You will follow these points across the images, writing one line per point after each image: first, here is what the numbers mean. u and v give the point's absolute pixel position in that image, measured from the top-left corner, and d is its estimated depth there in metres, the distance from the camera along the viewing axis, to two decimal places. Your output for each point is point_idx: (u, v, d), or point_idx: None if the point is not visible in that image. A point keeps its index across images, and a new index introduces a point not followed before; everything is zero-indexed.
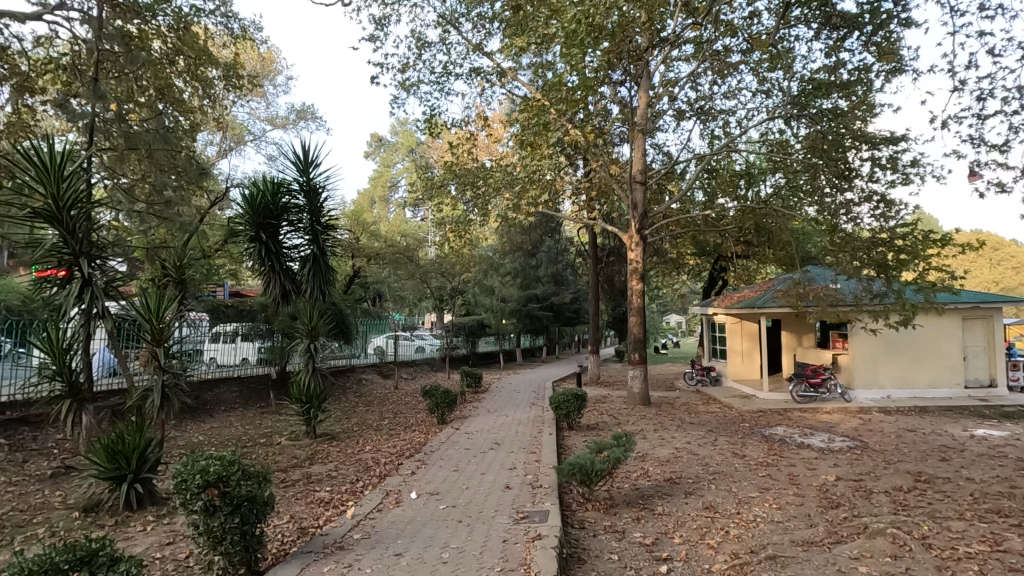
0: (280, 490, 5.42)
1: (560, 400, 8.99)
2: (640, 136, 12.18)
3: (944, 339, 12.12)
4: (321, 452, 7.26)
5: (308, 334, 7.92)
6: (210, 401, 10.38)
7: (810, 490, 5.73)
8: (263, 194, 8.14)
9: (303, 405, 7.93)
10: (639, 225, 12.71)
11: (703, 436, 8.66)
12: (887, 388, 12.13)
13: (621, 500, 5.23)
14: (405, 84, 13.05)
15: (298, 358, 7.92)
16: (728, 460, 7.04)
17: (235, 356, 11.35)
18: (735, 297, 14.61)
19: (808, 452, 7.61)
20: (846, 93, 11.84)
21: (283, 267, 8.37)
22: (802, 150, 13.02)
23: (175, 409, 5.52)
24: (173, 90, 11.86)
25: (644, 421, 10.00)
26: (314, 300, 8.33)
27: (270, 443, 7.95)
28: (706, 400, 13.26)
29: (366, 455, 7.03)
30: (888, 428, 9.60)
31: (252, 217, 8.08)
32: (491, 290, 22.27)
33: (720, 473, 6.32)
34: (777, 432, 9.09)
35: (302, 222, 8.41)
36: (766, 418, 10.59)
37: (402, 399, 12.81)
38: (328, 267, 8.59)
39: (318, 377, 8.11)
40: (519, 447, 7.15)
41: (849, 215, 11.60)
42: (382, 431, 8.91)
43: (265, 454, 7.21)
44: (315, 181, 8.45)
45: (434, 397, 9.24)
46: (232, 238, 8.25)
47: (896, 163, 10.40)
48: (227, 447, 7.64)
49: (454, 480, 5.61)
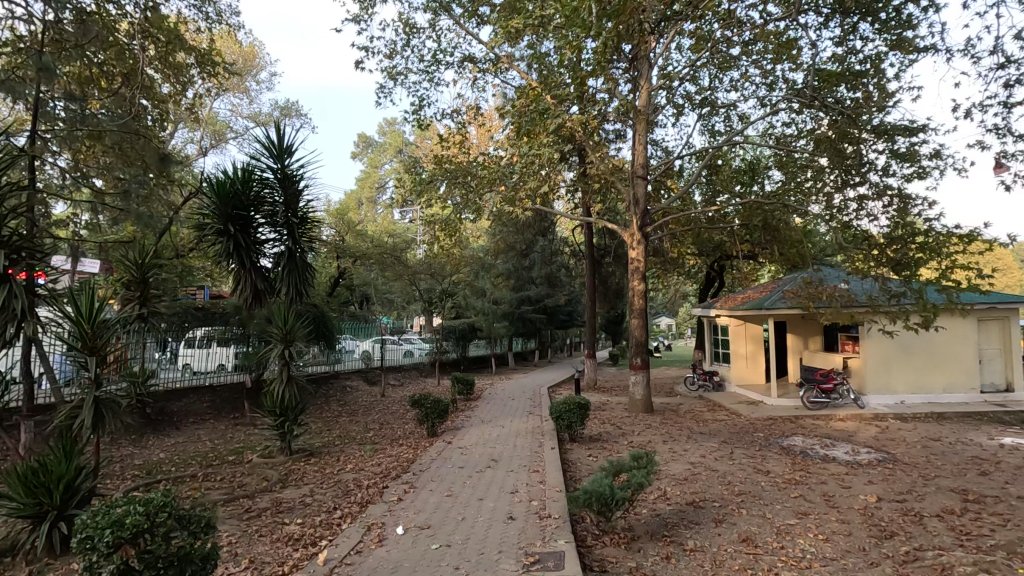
0: (242, 524, 4.58)
1: (560, 410, 8.24)
2: (641, 127, 11.54)
3: (959, 341, 11.58)
4: (298, 471, 6.44)
5: (283, 338, 7.08)
6: (177, 412, 9.47)
7: (855, 515, 5.05)
8: (233, 182, 7.24)
9: (276, 417, 7.11)
10: (641, 222, 12.03)
11: (718, 448, 7.97)
12: (900, 393, 11.55)
13: (643, 531, 4.51)
14: (392, 73, 12.28)
15: (272, 365, 7.08)
16: (752, 477, 6.34)
17: (209, 363, 10.47)
18: (738, 298, 13.97)
19: (835, 466, 6.94)
20: (856, 83, 11.34)
21: (255, 264, 7.49)
22: (810, 144, 12.47)
23: (112, 432, 4.72)
24: (141, 76, 11.00)
25: (651, 431, 9.27)
26: (289, 301, 7.49)
27: (239, 460, 7.10)
28: (711, 406, 12.61)
29: (348, 475, 6.22)
30: (911, 437, 8.98)
31: (220, 207, 7.17)
32: (482, 292, 21.54)
33: (747, 495, 5.61)
34: (796, 443, 8.41)
35: (276, 216, 7.54)
36: (779, 426, 9.93)
37: (389, 407, 11.99)
38: (305, 265, 7.74)
39: (294, 387, 7.27)
40: (519, 464, 6.38)
41: (863, 211, 10.99)
42: (366, 445, 8.09)
43: (232, 475, 6.36)
44: (291, 170, 7.58)
45: (423, 407, 8.44)
46: (198, 230, 7.36)
47: (914, 156, 9.81)
48: (190, 466, 6.79)
49: (447, 509, 4.82)
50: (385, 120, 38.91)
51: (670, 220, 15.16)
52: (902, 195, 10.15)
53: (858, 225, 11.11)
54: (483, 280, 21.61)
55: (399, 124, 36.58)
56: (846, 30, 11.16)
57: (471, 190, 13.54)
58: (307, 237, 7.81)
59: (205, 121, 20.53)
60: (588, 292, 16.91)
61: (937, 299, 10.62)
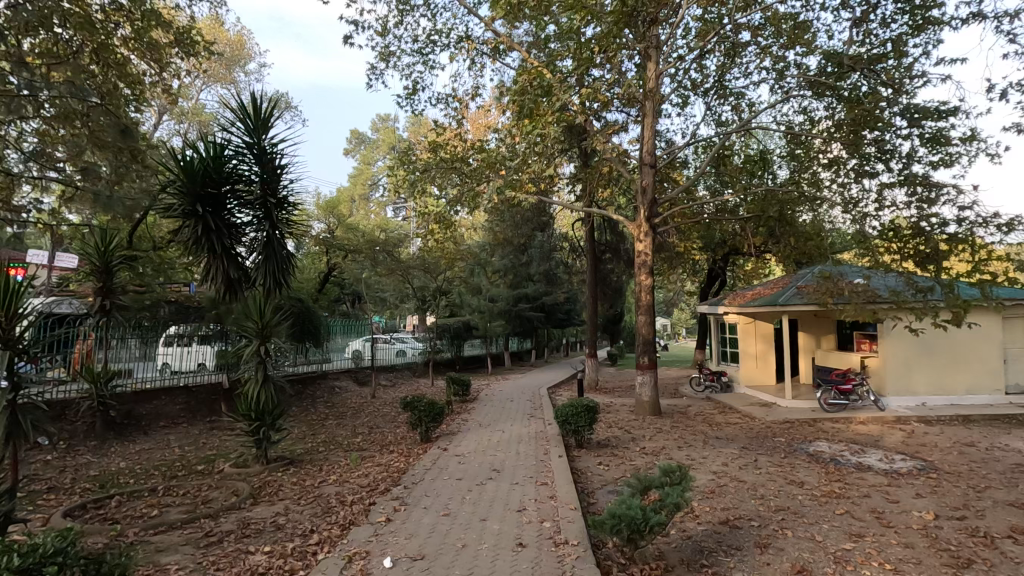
0: (197, 554, 3.82)
1: (567, 414, 7.52)
2: (649, 113, 10.88)
3: (983, 341, 10.98)
4: (275, 484, 5.68)
5: (259, 333, 6.36)
6: (145, 416, 8.66)
7: (918, 538, 4.36)
8: (203, 158, 6.43)
9: (251, 422, 6.32)
10: (648, 213, 11.31)
11: (740, 455, 7.28)
12: (921, 395, 10.94)
13: (678, 559, 3.80)
14: (384, 53, 11.55)
15: (246, 362, 6.35)
16: (785, 490, 5.64)
17: (187, 362, 9.71)
18: (748, 295, 13.27)
19: (874, 476, 6.24)
20: (874, 67, 10.77)
21: (228, 251, 6.70)
22: (824, 132, 11.87)
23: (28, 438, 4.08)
24: (114, 52, 10.24)
25: (663, 436, 8.57)
26: (266, 292, 6.71)
27: (209, 471, 6.32)
28: (720, 408, 11.92)
29: (329, 489, 5.46)
30: (943, 443, 8.34)
31: (188, 185, 6.36)
32: (478, 289, 20.86)
33: (788, 511, 4.92)
34: (822, 449, 7.75)
35: (252, 196, 6.73)
36: (798, 430, 9.29)
37: (381, 409, 11.23)
38: (285, 252, 6.93)
39: (272, 389, 6.51)
40: (525, 476, 5.66)
41: (884, 201, 10.38)
42: (353, 452, 7.34)
43: (197, 488, 5.59)
44: (270, 146, 6.74)
45: (416, 410, 7.69)
46: (163, 211, 6.52)
47: (939, 141, 9.23)
48: (154, 477, 6.02)
49: (444, 534, 4.08)
50: (378, 116, 38.00)
51: (675, 214, 14.55)
52: (926, 183, 9.51)
53: (878, 216, 10.50)
54: (478, 277, 20.88)
55: (392, 120, 35.68)
56: (865, 11, 10.56)
57: (467, 181, 12.78)
58: (288, 221, 7.01)
59: (190, 111, 19.64)
60: (589, 289, 16.15)
61: (966, 294, 9.95)
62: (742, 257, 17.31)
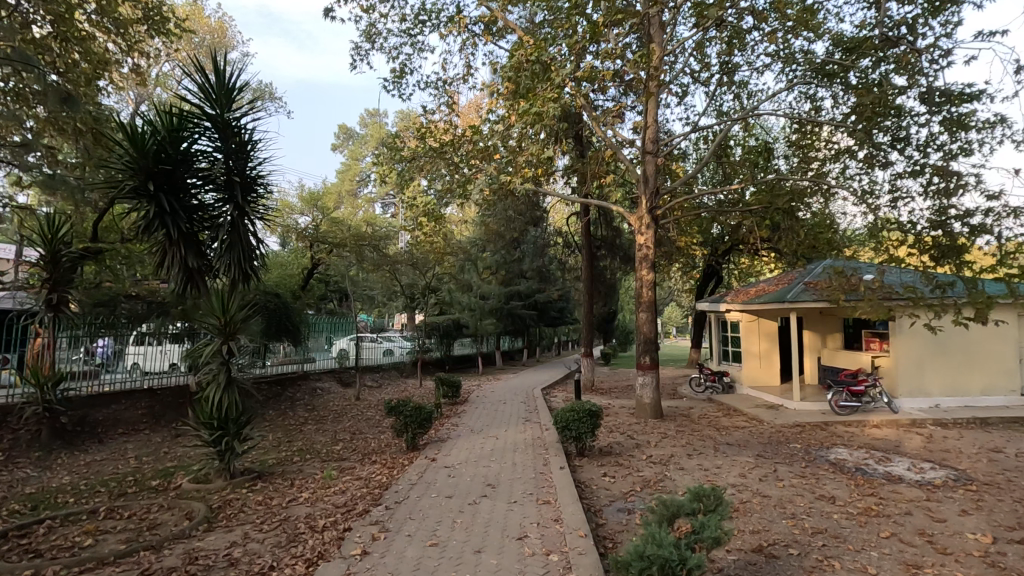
0: None
1: (567, 419, 6.85)
2: (653, 95, 10.18)
3: (997, 339, 10.50)
4: (236, 504, 4.95)
5: (222, 331, 5.63)
6: (103, 422, 7.84)
7: (985, 569, 3.76)
8: (157, 130, 5.65)
9: (213, 431, 5.58)
10: (650, 204, 10.63)
11: (756, 465, 6.65)
12: (934, 396, 10.41)
13: None
14: (369, 32, 10.81)
15: (205, 363, 5.60)
16: (817, 507, 5.02)
17: (156, 362, 9.02)
18: (752, 292, 12.69)
19: (909, 489, 5.64)
20: (886, 51, 10.16)
21: (186, 237, 5.91)
22: (833, 121, 11.28)
23: None
24: (74, 23, 9.36)
25: (670, 442, 7.94)
26: (230, 284, 5.96)
27: (164, 487, 5.57)
28: (725, 411, 11.29)
29: (299, 510, 4.74)
30: (969, 449, 7.80)
31: (139, 161, 5.58)
32: (468, 286, 20.16)
33: (827, 535, 4.30)
34: (842, 456, 7.16)
35: (214, 176, 5.95)
36: (811, 434, 8.73)
37: (364, 413, 10.49)
38: (252, 240, 6.17)
39: (236, 393, 5.76)
40: (523, 494, 4.98)
41: (899, 191, 9.81)
42: (331, 463, 6.62)
43: (145, 510, 4.84)
44: (234, 118, 5.95)
45: (402, 416, 6.97)
46: (110, 190, 5.69)
47: (960, 127, 8.65)
48: (97, 496, 5.25)
49: (431, 570, 3.39)
50: (366, 111, 37.07)
51: (675, 208, 13.93)
52: (942, 173, 8.90)
53: (893, 207, 9.92)
54: (469, 274, 20.19)
55: (378, 115, 34.76)
56: None
57: (458, 171, 12.05)
58: (257, 204, 6.25)
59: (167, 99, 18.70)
60: (584, 286, 15.46)
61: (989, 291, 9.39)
62: (742, 253, 16.81)
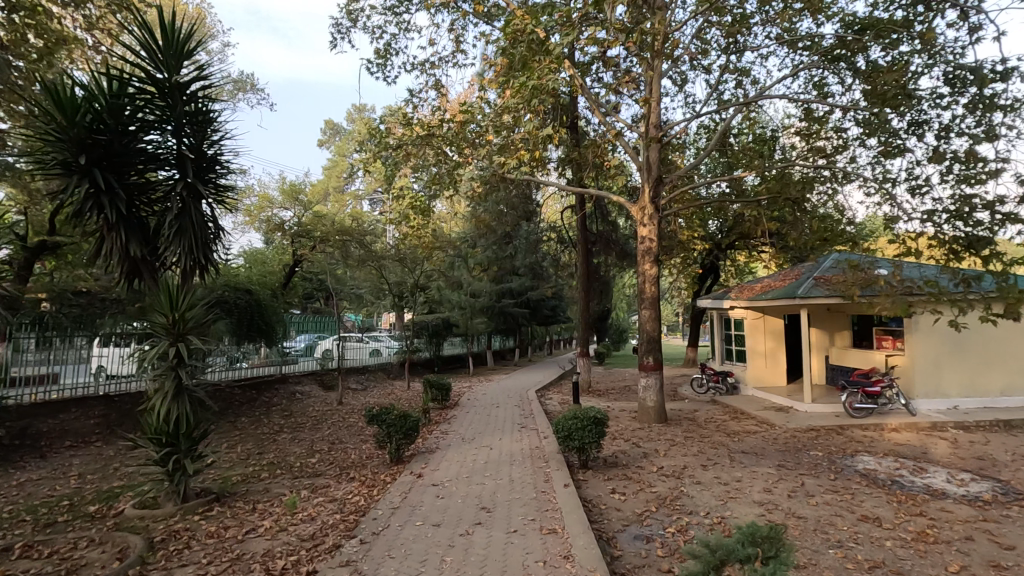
0: None
1: (570, 428, 6.12)
2: (655, 76, 9.47)
3: (1016, 337, 9.99)
4: (182, 537, 4.16)
5: (170, 330, 4.84)
6: (47, 433, 6.98)
7: None
8: (92, 95, 4.88)
9: (161, 447, 4.80)
10: (652, 194, 9.94)
11: (782, 478, 5.96)
12: (953, 397, 9.83)
13: None
14: (350, 9, 10.01)
15: (150, 368, 4.80)
16: (862, 530, 4.35)
17: (113, 366, 8.14)
18: (757, 287, 12.04)
19: (959, 507, 4.99)
20: (903, 31, 9.51)
21: (129, 222, 5.12)
22: (845, 108, 10.64)
23: None
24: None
25: (680, 451, 7.25)
26: (181, 274, 5.17)
27: (104, 514, 4.78)
28: (732, 414, 10.65)
29: (258, 544, 3.97)
30: (1001, 455, 7.20)
31: (69, 130, 4.78)
32: (459, 283, 19.40)
33: (887, 571, 3.61)
34: (871, 466, 6.52)
35: (161, 149, 5.19)
36: (828, 440, 8.11)
37: (346, 420, 9.70)
38: (208, 225, 5.39)
39: (188, 404, 4.96)
40: (524, 520, 4.25)
41: (915, 179, 9.25)
42: (303, 480, 5.82)
43: (73, 545, 4.04)
44: (183, 83, 5.18)
45: (384, 425, 6.19)
46: (38, 165, 4.89)
47: (985, 108, 8.01)
48: (20, 528, 4.42)
49: None
50: (353, 106, 36.04)
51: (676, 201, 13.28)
52: (966, 158, 8.27)
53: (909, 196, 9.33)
54: (459, 271, 19.42)
55: (365, 109, 33.71)
56: None
57: (446, 159, 11.30)
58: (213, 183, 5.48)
59: None
60: (580, 283, 14.76)
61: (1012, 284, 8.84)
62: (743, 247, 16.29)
